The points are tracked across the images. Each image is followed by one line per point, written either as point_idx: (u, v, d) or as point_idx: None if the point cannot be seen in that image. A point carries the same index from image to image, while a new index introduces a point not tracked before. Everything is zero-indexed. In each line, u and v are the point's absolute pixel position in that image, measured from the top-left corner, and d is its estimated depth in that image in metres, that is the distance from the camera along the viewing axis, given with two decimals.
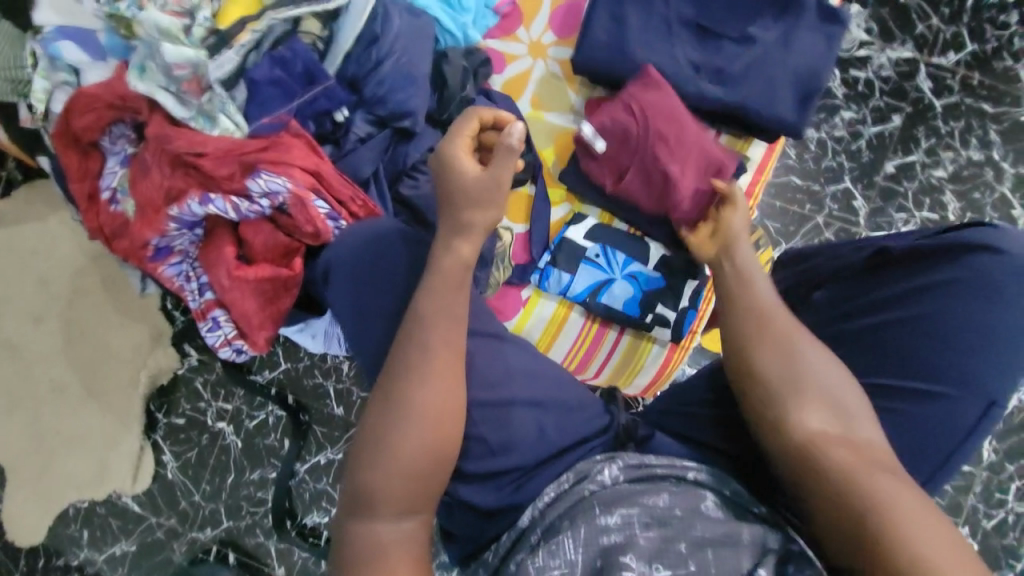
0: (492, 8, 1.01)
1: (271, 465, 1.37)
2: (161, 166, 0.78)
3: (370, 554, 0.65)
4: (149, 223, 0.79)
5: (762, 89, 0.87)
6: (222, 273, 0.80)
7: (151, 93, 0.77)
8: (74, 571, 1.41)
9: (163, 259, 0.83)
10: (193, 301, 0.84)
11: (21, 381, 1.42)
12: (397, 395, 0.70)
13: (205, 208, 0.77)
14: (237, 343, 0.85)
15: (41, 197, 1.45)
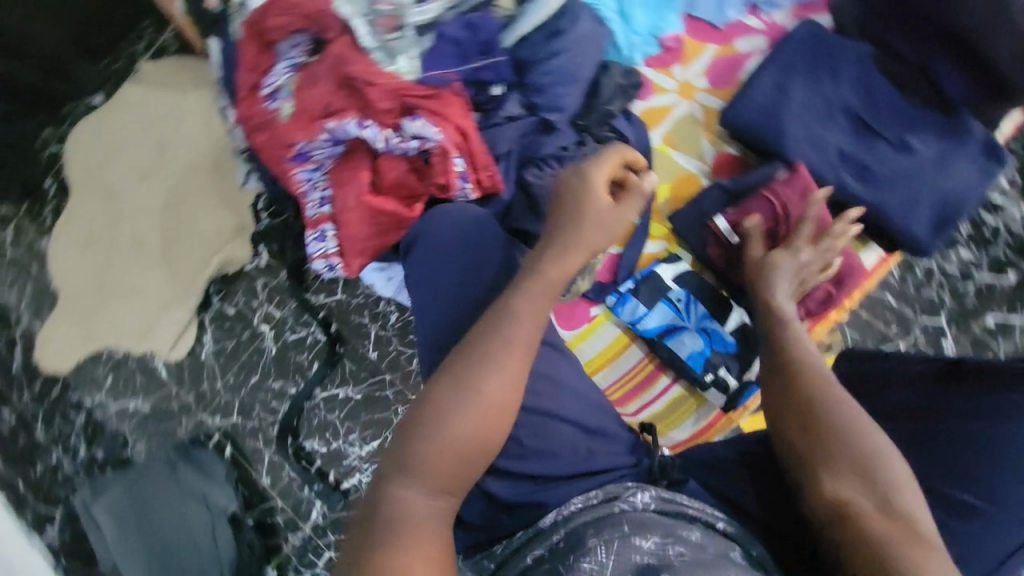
0: (658, 39, 1.04)
1: (294, 380, 1.42)
2: (333, 82, 0.85)
3: (396, 522, 0.65)
4: (304, 128, 0.85)
5: (903, 198, 0.88)
6: (352, 193, 0.85)
7: (351, 18, 0.87)
8: (86, 408, 1.50)
9: (298, 162, 0.87)
10: (311, 209, 0.88)
11: (108, 225, 1.54)
12: (463, 378, 0.72)
13: (360, 132, 0.83)
14: (334, 260, 0.90)
15: (187, 72, 1.58)
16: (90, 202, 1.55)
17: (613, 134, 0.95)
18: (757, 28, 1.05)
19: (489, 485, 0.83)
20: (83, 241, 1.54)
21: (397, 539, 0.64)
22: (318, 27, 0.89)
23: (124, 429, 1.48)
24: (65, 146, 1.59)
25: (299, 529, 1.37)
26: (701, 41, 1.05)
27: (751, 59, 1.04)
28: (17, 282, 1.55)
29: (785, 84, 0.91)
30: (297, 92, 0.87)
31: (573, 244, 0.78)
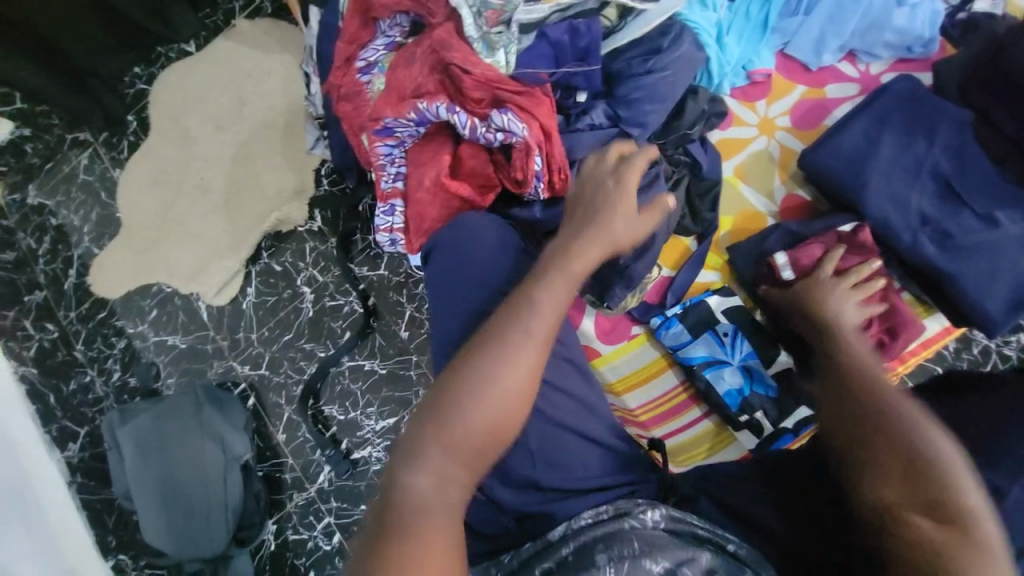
0: (748, 71, 1.03)
1: (325, 345, 1.46)
2: (429, 65, 0.87)
3: (408, 506, 0.66)
4: (397, 106, 0.87)
5: (981, 272, 0.85)
6: (430, 174, 0.89)
7: (459, 6, 0.84)
8: (128, 336, 1.57)
9: (382, 136, 0.91)
10: (385, 183, 0.93)
11: (178, 167, 1.61)
12: (481, 370, 0.71)
13: (449, 117, 0.85)
14: (398, 235, 0.94)
15: (275, 35, 1.65)
16: (166, 143, 1.63)
17: (686, 158, 0.98)
18: (851, 76, 1.03)
19: (499, 496, 0.84)
20: (153, 178, 1.62)
21: (407, 533, 0.63)
22: (425, 10, 0.90)
23: (158, 362, 1.54)
24: (152, 86, 1.67)
25: (304, 489, 1.41)
26: (791, 80, 1.04)
27: (840, 106, 1.03)
28: (85, 206, 1.63)
29: (876, 135, 0.89)
30: (392, 70, 0.89)
31: (601, 233, 0.77)
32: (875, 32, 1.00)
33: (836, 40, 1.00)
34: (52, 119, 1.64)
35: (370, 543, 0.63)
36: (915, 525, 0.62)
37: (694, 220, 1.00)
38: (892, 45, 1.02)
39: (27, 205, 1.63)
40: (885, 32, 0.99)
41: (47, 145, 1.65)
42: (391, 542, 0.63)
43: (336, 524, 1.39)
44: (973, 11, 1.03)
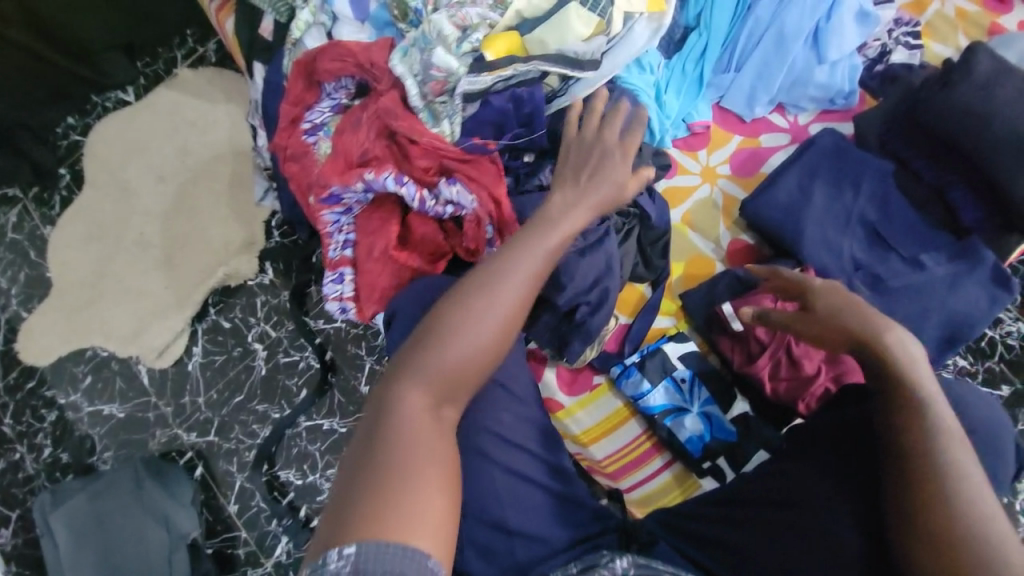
0: (688, 123, 1.08)
1: (279, 405, 1.38)
2: (374, 134, 0.87)
3: (399, 439, 0.63)
4: (344, 176, 0.86)
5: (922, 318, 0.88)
6: (379, 244, 0.89)
7: (403, 76, 0.87)
8: (59, 407, 1.44)
9: (330, 204, 0.90)
10: (333, 250, 0.91)
11: (115, 222, 1.52)
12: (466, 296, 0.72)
13: (397, 188, 0.87)
14: (348, 304, 0.92)
15: (220, 84, 1.61)
16: (103, 197, 1.54)
17: (634, 210, 1.01)
18: (782, 127, 1.09)
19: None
20: (88, 234, 1.52)
21: (401, 445, 0.62)
22: (371, 76, 0.90)
23: (94, 434, 1.42)
24: (88, 138, 1.59)
25: (260, 565, 1.31)
26: (727, 131, 1.10)
27: (774, 155, 1.09)
28: (12, 266, 1.52)
29: (808, 187, 0.94)
30: (336, 136, 0.88)
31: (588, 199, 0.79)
32: (800, 87, 1.07)
33: (766, 95, 1.07)
34: None
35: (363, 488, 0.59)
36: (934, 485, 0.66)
37: (648, 269, 1.03)
38: (817, 99, 1.08)
39: None
40: (809, 87, 1.07)
41: None
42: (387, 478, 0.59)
43: None
44: (890, 62, 1.10)
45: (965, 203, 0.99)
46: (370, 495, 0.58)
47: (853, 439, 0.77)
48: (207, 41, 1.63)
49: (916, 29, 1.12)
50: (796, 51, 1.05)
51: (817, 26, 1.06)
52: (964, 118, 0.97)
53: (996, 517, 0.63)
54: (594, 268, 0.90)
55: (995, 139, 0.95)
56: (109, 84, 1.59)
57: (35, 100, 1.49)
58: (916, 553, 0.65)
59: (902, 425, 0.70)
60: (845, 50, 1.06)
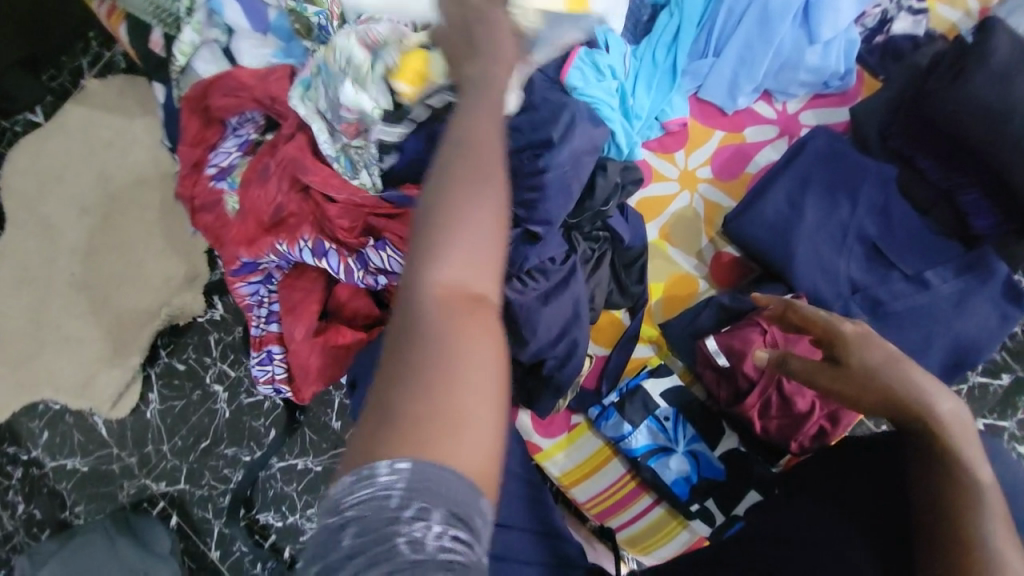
0: (661, 122, 0.94)
1: (249, 448, 1.31)
2: (285, 189, 0.77)
3: (419, 338, 0.48)
4: (253, 246, 0.77)
5: (936, 346, 0.79)
6: (303, 327, 0.78)
7: (310, 120, 0.76)
8: (19, 465, 1.37)
9: (245, 274, 0.80)
10: (256, 329, 0.81)
11: (44, 264, 1.39)
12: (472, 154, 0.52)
13: (317, 260, 0.77)
14: (280, 385, 0.83)
15: (135, 94, 1.42)
16: (25, 236, 1.40)
17: (604, 231, 0.89)
18: (769, 118, 0.95)
19: None
20: (17, 279, 1.39)
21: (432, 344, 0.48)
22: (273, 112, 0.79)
23: (61, 490, 1.36)
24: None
25: None
26: (708, 127, 0.96)
27: (760, 152, 0.96)
28: None
29: (798, 202, 0.83)
30: (241, 194, 0.78)
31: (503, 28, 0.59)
32: (790, 71, 0.92)
33: (749, 83, 0.92)
34: None
35: (389, 400, 0.46)
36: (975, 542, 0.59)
37: (624, 296, 0.92)
38: (809, 83, 0.94)
39: None
40: (800, 71, 0.92)
41: None
42: (418, 385, 0.46)
43: None
44: (892, 34, 0.95)
45: (977, 204, 0.87)
46: (400, 405, 0.46)
47: (877, 503, 0.72)
48: (112, 44, 1.42)
49: None
50: (784, 30, 0.90)
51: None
52: (975, 109, 0.84)
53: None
54: (559, 318, 0.80)
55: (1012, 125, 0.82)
56: (12, 106, 1.40)
57: None
58: None
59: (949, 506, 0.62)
60: (841, 25, 0.91)
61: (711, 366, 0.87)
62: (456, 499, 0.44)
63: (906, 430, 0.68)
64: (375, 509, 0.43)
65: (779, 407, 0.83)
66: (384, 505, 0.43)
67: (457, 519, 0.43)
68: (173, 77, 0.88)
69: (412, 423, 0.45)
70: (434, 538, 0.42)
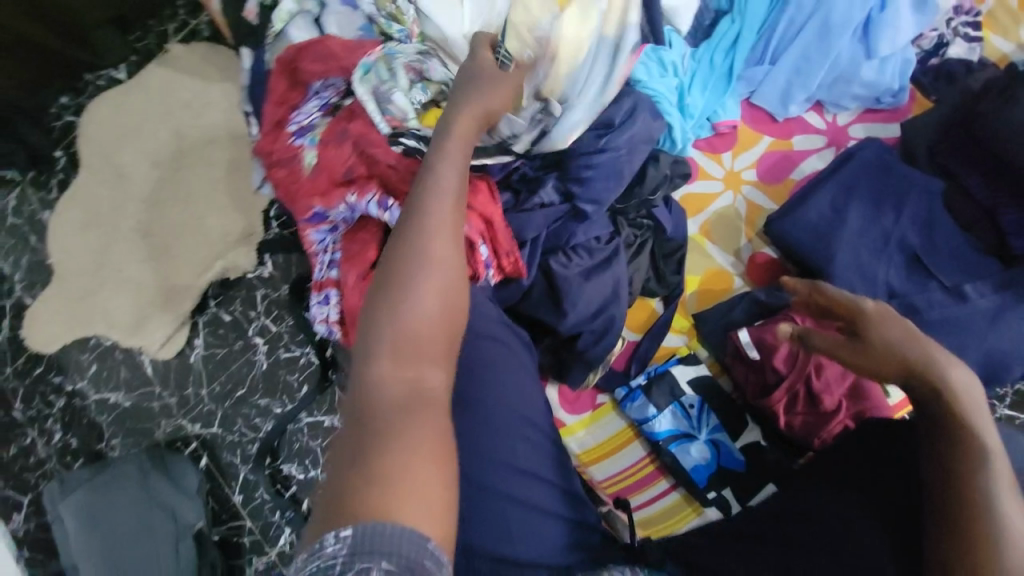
0: (712, 122, 0.98)
1: (281, 400, 1.38)
2: (358, 148, 0.82)
3: (371, 420, 0.58)
4: (326, 195, 0.82)
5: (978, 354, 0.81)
6: (358, 273, 0.80)
7: (363, 99, 0.83)
8: (66, 393, 1.46)
9: (315, 223, 0.85)
10: (318, 272, 0.85)
11: (113, 209, 1.49)
12: (420, 264, 0.65)
13: (380, 212, 0.80)
14: (334, 328, 0.85)
15: (214, 61, 1.52)
16: (99, 182, 1.50)
17: (649, 221, 0.93)
18: (819, 128, 0.98)
19: None
20: (86, 221, 1.49)
21: (384, 424, 0.57)
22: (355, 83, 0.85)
23: (100, 422, 1.44)
24: (81, 118, 1.53)
25: (264, 554, 1.33)
26: (757, 131, 1.00)
27: (807, 159, 0.99)
28: (15, 252, 1.51)
29: (843, 209, 0.85)
30: (320, 149, 0.84)
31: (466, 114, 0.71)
32: (844, 84, 0.95)
33: (803, 92, 0.95)
34: None
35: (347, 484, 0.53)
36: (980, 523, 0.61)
37: (660, 284, 0.96)
38: (862, 98, 0.97)
39: None
40: (853, 85, 0.95)
41: None
42: (367, 475, 0.53)
43: None
44: (946, 57, 0.99)
45: None
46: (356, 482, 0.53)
47: (887, 480, 0.73)
48: (200, 14, 1.54)
49: (977, 19, 1.01)
50: (842, 44, 0.93)
51: (868, 16, 0.93)
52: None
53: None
54: (599, 293, 0.84)
55: None
56: (101, 62, 1.52)
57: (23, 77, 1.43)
58: None
59: (943, 477, 0.64)
60: (899, 43, 0.94)
61: (741, 356, 0.89)
62: (394, 552, 0.49)
63: (922, 410, 0.69)
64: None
65: (805, 400, 0.85)
66: (331, 572, 0.48)
67: (400, 569, 0.48)
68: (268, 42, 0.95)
69: (370, 489, 0.52)
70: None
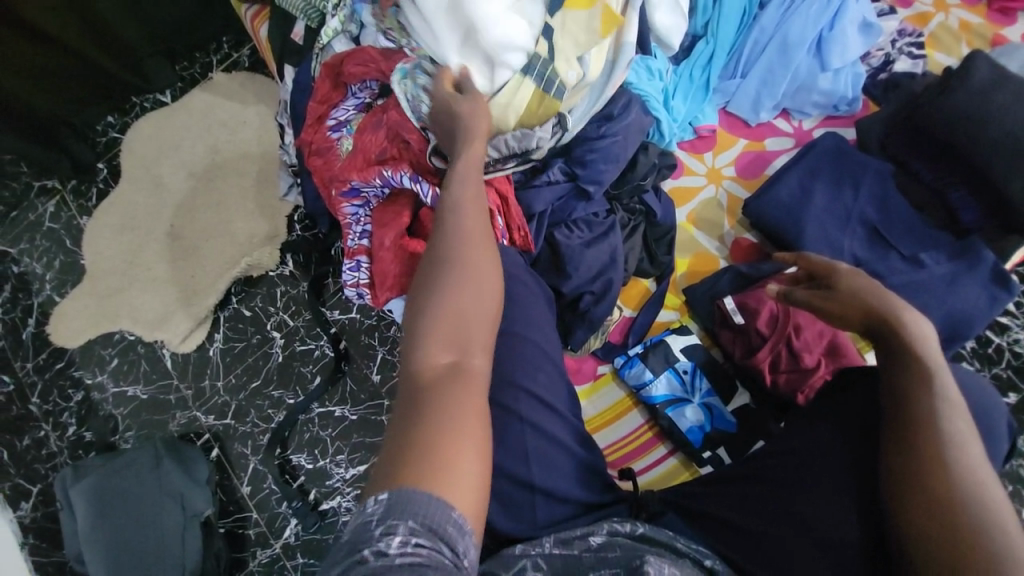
0: (693, 126, 1.12)
1: (293, 391, 1.44)
2: (390, 134, 0.98)
3: (409, 401, 0.66)
4: (362, 172, 0.99)
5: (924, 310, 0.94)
6: (390, 237, 0.98)
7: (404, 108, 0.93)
8: (82, 388, 1.50)
9: (350, 197, 1.03)
10: (352, 240, 1.04)
11: (147, 214, 1.61)
12: (461, 270, 0.74)
13: (413, 186, 0.96)
14: (362, 289, 1.03)
15: (251, 86, 1.71)
16: (136, 190, 1.63)
17: (640, 206, 1.05)
18: (787, 131, 1.14)
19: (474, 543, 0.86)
20: (121, 225, 1.61)
21: (420, 408, 0.64)
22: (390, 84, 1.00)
23: (116, 414, 1.48)
24: (125, 135, 1.68)
25: (269, 546, 1.35)
26: (733, 135, 1.14)
27: (778, 157, 1.13)
28: (49, 253, 1.60)
29: (808, 187, 1.03)
30: (357, 135, 1.01)
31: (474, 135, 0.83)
32: (805, 93, 1.12)
33: (770, 100, 1.11)
34: (19, 167, 1.62)
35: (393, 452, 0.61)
36: (933, 429, 0.72)
37: (653, 264, 1.06)
38: (821, 105, 1.13)
39: None
40: (813, 93, 1.11)
41: (12, 192, 1.62)
42: (409, 446, 0.61)
43: None
44: (893, 71, 1.16)
45: (963, 202, 1.03)
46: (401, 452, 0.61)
47: (859, 405, 0.83)
48: (241, 48, 1.75)
49: (920, 40, 1.20)
50: (800, 59, 1.09)
51: (820, 34, 1.10)
52: (958, 119, 1.01)
53: (995, 486, 0.68)
54: (598, 260, 0.97)
55: (989, 140, 0.99)
56: (148, 87, 1.69)
57: (79, 98, 1.59)
58: (904, 486, 0.71)
59: (915, 412, 0.74)
60: (848, 57, 1.10)
61: (729, 322, 1.00)
62: (421, 516, 0.56)
63: (885, 341, 0.80)
64: (360, 532, 0.56)
65: (788, 357, 0.94)
66: (369, 528, 0.56)
67: (426, 529, 0.56)
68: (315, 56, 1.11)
69: (407, 459, 0.60)
70: (398, 546, 0.54)
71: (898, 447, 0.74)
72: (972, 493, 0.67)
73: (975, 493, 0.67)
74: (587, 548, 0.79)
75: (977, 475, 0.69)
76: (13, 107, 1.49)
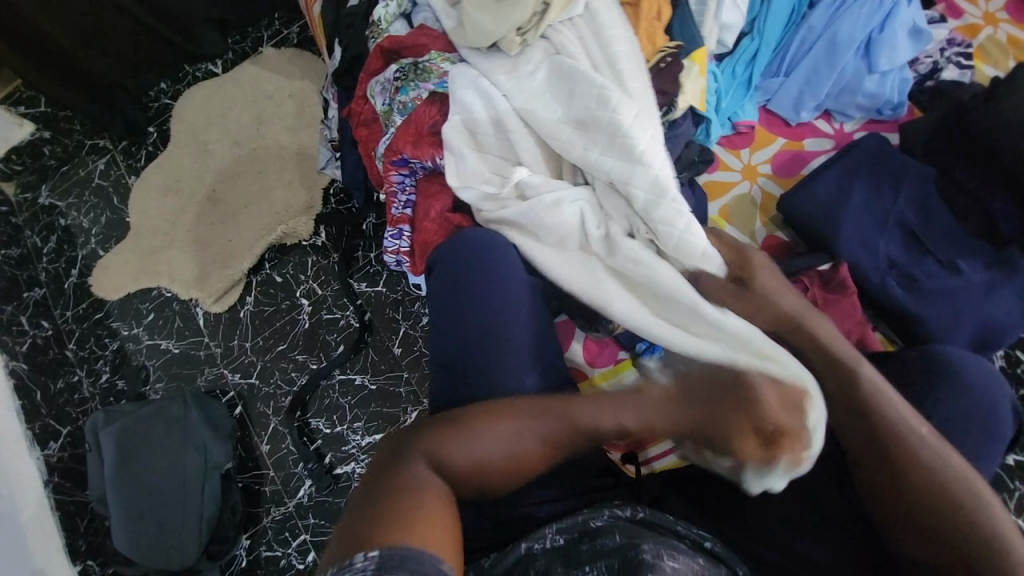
0: (731, 122, 1.13)
1: (317, 357, 1.48)
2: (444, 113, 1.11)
3: (396, 490, 0.69)
4: (416, 148, 1.09)
5: (945, 316, 0.96)
6: (432, 207, 1.11)
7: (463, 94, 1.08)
8: (118, 338, 1.57)
9: (398, 166, 1.13)
10: (396, 209, 1.16)
11: (192, 178, 1.68)
12: (492, 416, 0.79)
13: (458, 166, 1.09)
14: (402, 257, 1.17)
15: (298, 62, 1.77)
16: (183, 154, 1.70)
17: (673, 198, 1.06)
18: (827, 132, 1.14)
19: (489, 501, 0.93)
20: (166, 186, 1.68)
21: (404, 503, 0.67)
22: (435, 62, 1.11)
23: (148, 366, 1.54)
24: (175, 102, 1.75)
25: (282, 504, 1.40)
26: (772, 133, 1.14)
27: (817, 158, 1.12)
28: (96, 209, 1.68)
29: (846, 186, 1.04)
30: (412, 111, 1.11)
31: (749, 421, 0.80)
32: (849, 95, 1.11)
33: (812, 100, 1.11)
34: (72, 124, 1.70)
35: (370, 499, 0.68)
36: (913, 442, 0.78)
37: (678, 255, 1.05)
38: (864, 107, 1.13)
39: (38, 204, 1.68)
40: (857, 96, 1.11)
41: (65, 148, 1.71)
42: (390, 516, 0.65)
43: (311, 542, 1.36)
44: (940, 79, 1.15)
45: (1003, 212, 1.02)
46: (380, 509, 0.66)
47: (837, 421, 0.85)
48: (291, 24, 1.80)
49: (969, 51, 1.18)
50: (847, 60, 1.09)
51: (870, 36, 1.09)
52: (1003, 128, 1.00)
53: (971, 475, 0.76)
54: None
55: None
56: (201, 57, 1.75)
57: (135, 64, 1.67)
58: (892, 499, 0.77)
59: (892, 433, 0.79)
60: (896, 60, 1.09)
61: None
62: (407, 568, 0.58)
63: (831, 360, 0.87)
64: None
65: None
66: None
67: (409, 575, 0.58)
68: (372, 36, 1.21)
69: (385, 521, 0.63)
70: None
71: (880, 462, 0.79)
72: (958, 490, 0.75)
73: (957, 485, 0.75)
74: (590, 532, 0.83)
75: (952, 471, 0.76)
76: (75, 69, 1.57)
